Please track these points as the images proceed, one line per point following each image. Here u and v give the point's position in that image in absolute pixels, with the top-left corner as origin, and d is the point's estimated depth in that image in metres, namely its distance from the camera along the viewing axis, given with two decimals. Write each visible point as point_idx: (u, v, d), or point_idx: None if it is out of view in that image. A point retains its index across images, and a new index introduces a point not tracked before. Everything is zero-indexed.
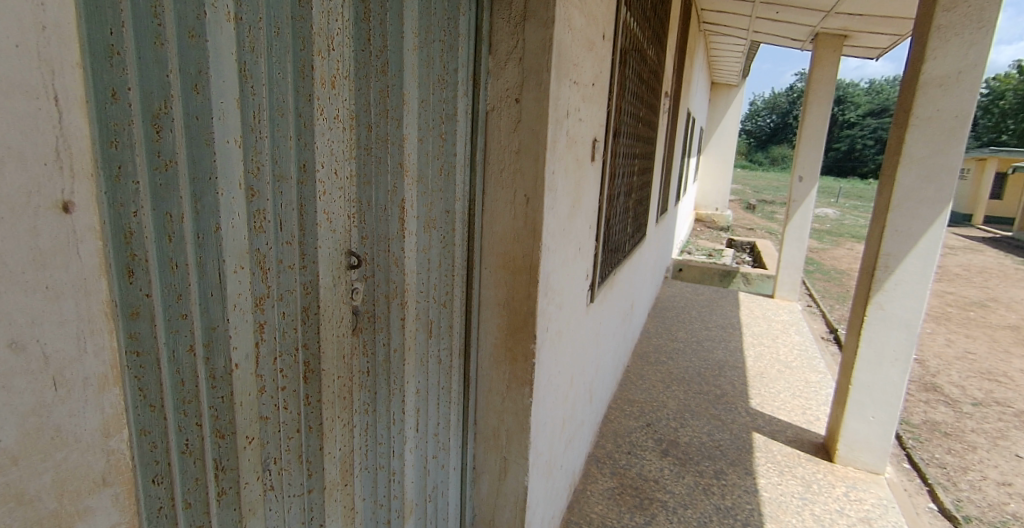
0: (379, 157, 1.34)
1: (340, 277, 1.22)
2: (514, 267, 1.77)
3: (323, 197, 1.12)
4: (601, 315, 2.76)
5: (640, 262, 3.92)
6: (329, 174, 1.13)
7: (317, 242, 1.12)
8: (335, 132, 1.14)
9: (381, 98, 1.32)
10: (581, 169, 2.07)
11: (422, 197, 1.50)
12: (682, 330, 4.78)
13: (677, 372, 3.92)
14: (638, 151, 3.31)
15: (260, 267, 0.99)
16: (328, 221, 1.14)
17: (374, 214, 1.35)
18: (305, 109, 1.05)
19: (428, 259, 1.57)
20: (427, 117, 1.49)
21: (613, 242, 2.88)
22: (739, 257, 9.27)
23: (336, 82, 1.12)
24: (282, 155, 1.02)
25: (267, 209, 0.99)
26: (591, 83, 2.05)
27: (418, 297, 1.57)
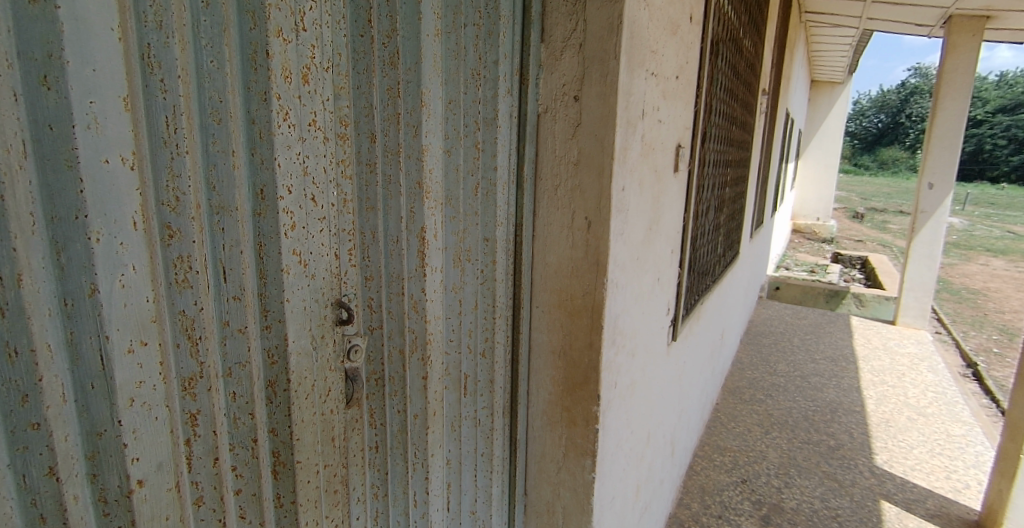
0: (386, 174, 1.02)
1: (325, 337, 0.91)
2: (572, 308, 1.40)
3: (292, 233, 0.81)
4: (685, 352, 2.30)
5: (732, 285, 3.39)
6: (303, 201, 0.82)
7: (284, 293, 0.82)
8: (312, 144, 0.82)
9: (387, 98, 1.00)
10: (660, 182, 1.66)
11: (450, 224, 1.18)
12: (782, 362, 4.14)
13: (778, 415, 3.33)
14: (731, 156, 2.82)
15: (186, 337, 0.70)
16: (303, 265, 0.84)
17: (379, 248, 1.03)
18: (257, 112, 0.74)
19: (459, 301, 1.24)
20: (457, 121, 1.16)
21: (700, 265, 2.42)
22: (848, 274, 8.23)
23: (312, 74, 0.81)
24: (223, 177, 0.72)
25: (195, 256, 0.70)
26: (673, 75, 1.64)
27: (446, 349, 1.24)
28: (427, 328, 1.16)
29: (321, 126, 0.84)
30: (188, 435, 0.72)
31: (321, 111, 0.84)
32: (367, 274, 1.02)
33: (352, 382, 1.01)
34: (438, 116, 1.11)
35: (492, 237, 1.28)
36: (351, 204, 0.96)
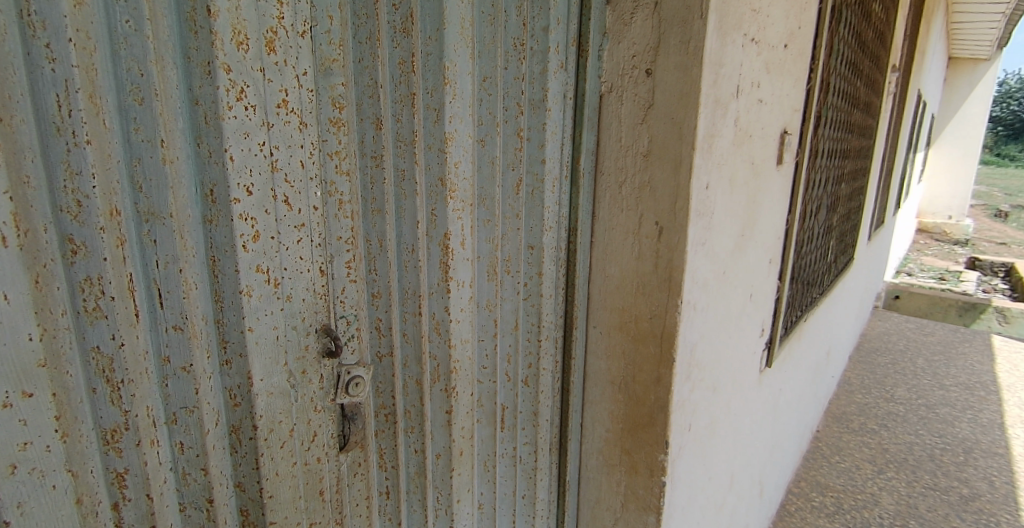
0: (398, 169, 0.83)
1: (308, 373, 0.74)
2: (637, 333, 1.15)
3: (254, 244, 0.64)
4: (781, 378, 1.95)
5: (843, 295, 2.93)
6: (270, 204, 0.64)
7: (246, 321, 0.65)
8: (284, 132, 0.64)
9: (399, 73, 0.80)
10: (758, 178, 1.35)
11: (482, 229, 0.97)
12: (902, 386, 3.56)
13: (894, 451, 2.83)
14: (850, 145, 2.38)
15: (103, 380, 0.55)
16: (275, 285, 0.67)
17: (389, 259, 0.84)
18: (200, 89, 0.58)
19: (495, 322, 1.04)
20: (494, 104, 0.94)
21: (806, 275, 2.04)
22: (987, 285, 7.10)
23: (281, 41, 0.63)
24: (152, 175, 0.56)
25: (115, 276, 0.55)
26: (780, 44, 1.33)
27: (479, 378, 1.03)
28: (453, 355, 0.96)
29: (297, 107, 0.65)
30: (114, 500, 0.58)
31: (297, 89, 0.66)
32: (373, 291, 0.84)
33: (350, 421, 0.83)
34: (471, 97, 0.89)
35: (538, 244, 1.06)
36: (349, 208, 0.78)
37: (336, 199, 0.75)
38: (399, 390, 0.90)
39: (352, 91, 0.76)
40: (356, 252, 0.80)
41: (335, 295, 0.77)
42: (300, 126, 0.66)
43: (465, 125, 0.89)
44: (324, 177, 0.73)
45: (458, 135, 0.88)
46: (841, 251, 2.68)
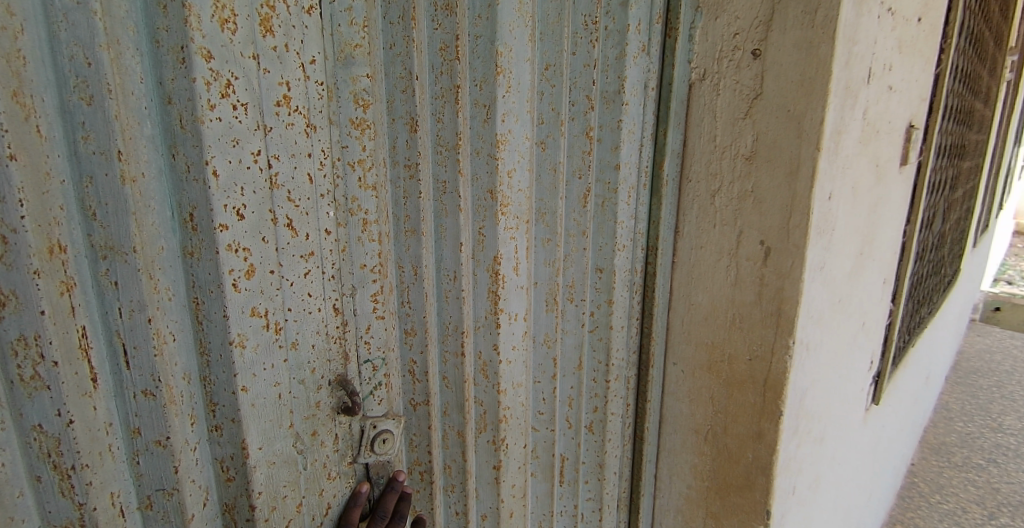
0: (436, 181, 0.68)
1: (321, 434, 0.59)
2: (730, 375, 1.04)
3: (246, 283, 0.49)
4: (886, 413, 1.65)
5: (948, 313, 2.56)
6: (268, 230, 0.50)
7: (241, 381, 0.51)
8: (285, 137, 0.50)
9: (440, 61, 0.65)
10: (880, 185, 1.10)
11: (540, 251, 0.81)
12: (1012, 413, 3.07)
13: (1008, 492, 2.40)
14: (967, 137, 2.04)
15: (50, 467, 0.42)
16: (276, 331, 0.53)
17: (426, 290, 0.69)
18: (173, 81, 0.43)
19: (555, 361, 0.86)
20: (558, 99, 0.77)
21: (916, 293, 1.73)
22: None
23: (280, 18, 0.49)
24: (108, 196, 0.42)
25: (61, 334, 0.41)
26: (914, 19, 1.07)
27: (534, 426, 0.87)
28: (502, 403, 0.79)
29: (303, 104, 0.51)
30: None
31: (303, 81, 0.52)
32: (406, 327, 0.69)
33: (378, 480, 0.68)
34: (531, 89, 0.72)
35: (612, 267, 0.86)
36: (375, 229, 0.63)
37: (358, 219, 0.61)
38: (437, 443, 0.76)
39: (381, 86, 0.62)
40: (383, 282, 0.66)
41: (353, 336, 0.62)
42: (307, 129, 0.52)
43: (523, 123, 0.72)
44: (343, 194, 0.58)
45: (513, 137, 0.70)
46: (951, 262, 2.30)
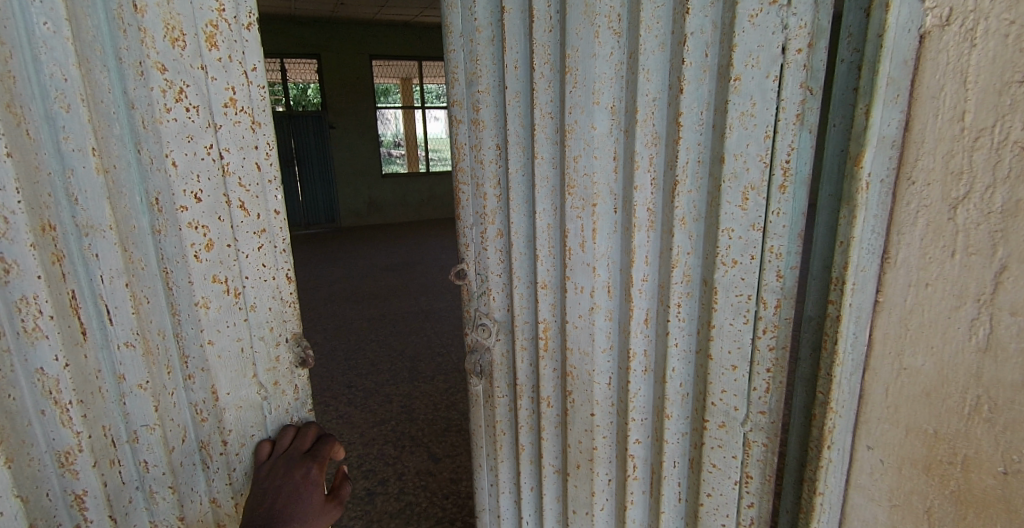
0: (528, 159, 0.93)
1: (282, 384, 0.92)
2: (959, 484, 0.72)
3: (207, 254, 0.81)
4: None
5: None
6: (222, 210, 0.80)
7: (205, 334, 0.84)
8: (232, 131, 0.79)
9: (517, 71, 0.90)
10: None
11: (617, 239, 0.92)
12: None
13: None
14: None
15: (50, 402, 0.72)
16: (234, 295, 0.84)
17: (513, 239, 0.98)
18: (134, 91, 0.73)
19: (631, 355, 0.95)
20: (639, 84, 0.83)
21: None
22: None
23: (223, 34, 0.76)
24: (87, 187, 0.72)
25: (51, 296, 0.70)
26: None
27: (602, 400, 1.00)
28: (569, 359, 1.00)
29: (247, 104, 0.80)
30: (78, 520, 0.78)
31: (247, 85, 0.79)
32: (506, 260, 1.01)
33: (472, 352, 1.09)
34: (606, 79, 0.86)
35: (715, 281, 0.83)
36: (481, 187, 0.98)
37: (472, 180, 0.99)
38: (522, 364, 1.04)
39: (491, 101, 0.94)
40: (495, 229, 1.00)
41: (472, 250, 1.03)
42: (251, 124, 0.80)
43: (601, 116, 0.87)
44: (468, 164, 0.98)
45: (580, 125, 0.88)
46: None
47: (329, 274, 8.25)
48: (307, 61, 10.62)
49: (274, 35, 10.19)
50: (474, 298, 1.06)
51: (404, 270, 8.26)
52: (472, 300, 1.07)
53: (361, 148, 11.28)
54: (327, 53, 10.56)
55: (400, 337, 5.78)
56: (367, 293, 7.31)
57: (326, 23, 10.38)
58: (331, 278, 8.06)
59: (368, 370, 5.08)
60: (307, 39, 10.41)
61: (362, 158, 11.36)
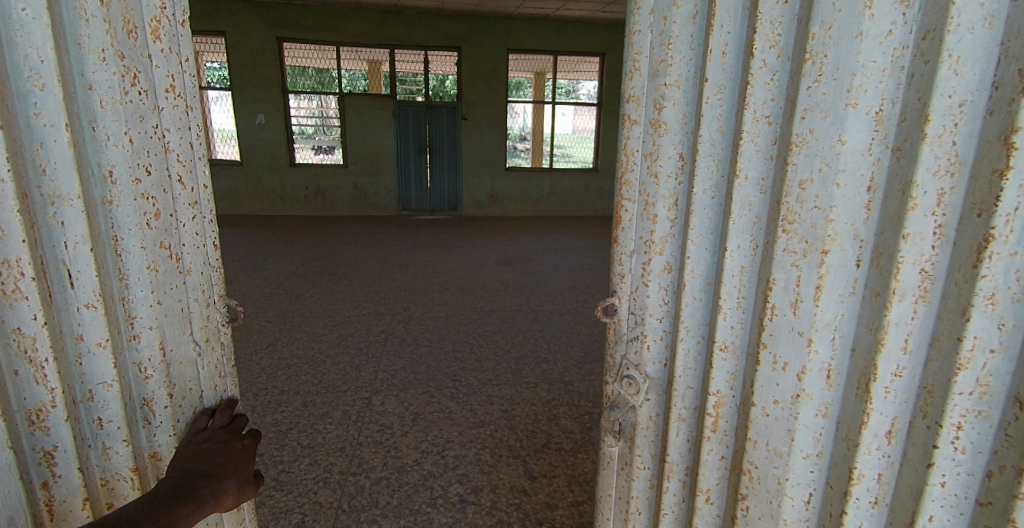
0: (724, 180, 0.81)
1: (212, 341, 0.97)
2: None
3: (157, 221, 0.83)
4: None
5: None
6: (167, 183, 0.84)
7: (153, 296, 0.84)
8: (173, 113, 0.85)
9: (724, 62, 0.77)
10: None
11: (855, 307, 0.67)
12: None
13: None
14: None
15: (25, 362, 0.75)
16: (176, 260, 0.88)
17: (689, 282, 0.85)
18: (93, 74, 0.74)
19: (854, 472, 0.70)
20: (934, 81, 0.58)
21: None
22: None
23: (164, 29, 0.82)
24: (57, 158, 0.73)
25: (30, 259, 0.73)
26: None
27: (792, 521, 0.77)
28: (748, 452, 0.80)
29: (181, 90, 0.86)
30: (44, 477, 0.80)
31: (179, 74, 0.86)
32: (672, 302, 0.89)
33: (613, 408, 0.98)
34: (865, 72, 0.62)
35: None
36: (654, 209, 0.87)
37: (643, 201, 0.89)
38: (678, 435, 0.90)
39: (683, 100, 0.82)
40: (663, 262, 0.88)
41: (627, 285, 0.93)
42: (184, 108, 0.87)
43: (862, 121, 0.63)
44: (638, 178, 0.88)
45: (815, 137, 0.66)
46: None
47: (446, 262, 8.41)
48: (448, 54, 10.94)
49: (423, 28, 10.63)
50: (622, 345, 0.95)
51: (517, 266, 8.14)
52: (620, 345, 0.95)
53: (489, 141, 11.43)
54: (468, 46, 10.80)
55: (507, 335, 5.67)
56: (480, 285, 7.31)
57: (471, 17, 10.62)
58: (447, 265, 8.21)
59: (473, 365, 5.03)
60: (451, 32, 10.71)
61: (488, 150, 11.50)
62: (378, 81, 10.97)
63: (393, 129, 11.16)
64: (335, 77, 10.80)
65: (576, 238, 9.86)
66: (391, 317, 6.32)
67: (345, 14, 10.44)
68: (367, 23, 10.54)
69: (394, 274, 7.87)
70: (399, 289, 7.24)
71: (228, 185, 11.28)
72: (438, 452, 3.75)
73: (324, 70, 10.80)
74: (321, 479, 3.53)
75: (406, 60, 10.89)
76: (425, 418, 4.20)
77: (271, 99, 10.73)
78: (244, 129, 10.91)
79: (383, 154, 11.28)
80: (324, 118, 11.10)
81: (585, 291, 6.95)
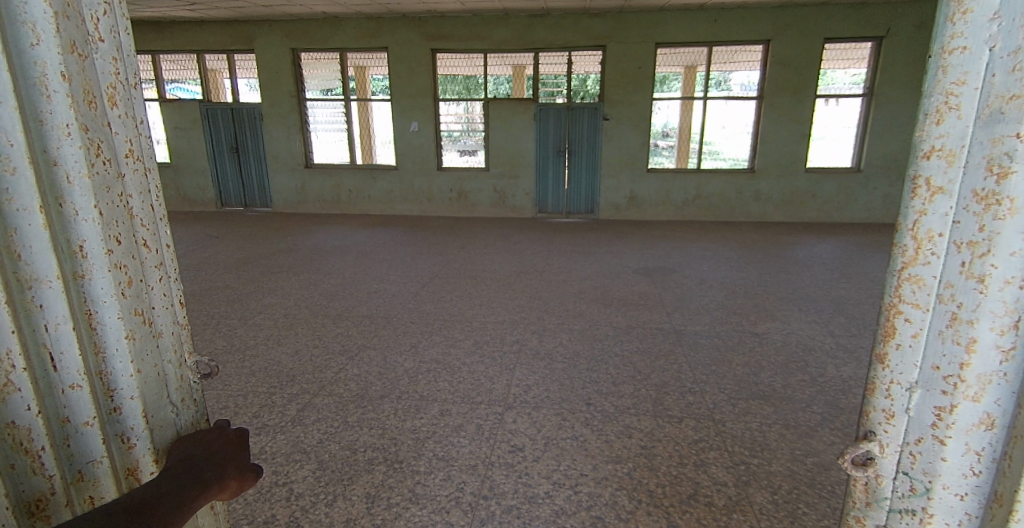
0: None
1: (186, 399, 1.06)
2: None
3: (128, 288, 0.92)
4: None
5: None
6: (135, 248, 0.94)
7: (132, 364, 0.93)
8: (134, 177, 0.95)
9: None
10: None
11: None
12: None
13: None
14: None
15: (21, 453, 0.80)
16: (149, 324, 0.97)
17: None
18: (57, 149, 0.80)
19: None
20: None
21: None
22: None
23: (121, 96, 0.92)
24: (31, 240, 0.79)
25: (18, 351, 0.79)
26: None
27: None
28: None
29: (137, 154, 0.97)
30: None
31: (136, 139, 0.96)
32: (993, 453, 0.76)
33: None
34: None
35: None
36: (966, 332, 0.76)
37: (948, 311, 0.78)
38: None
39: None
40: (979, 412, 0.77)
41: (896, 433, 0.85)
42: (141, 168, 0.97)
43: None
44: (936, 282, 0.79)
45: None
46: None
47: (583, 269, 8.10)
48: (593, 53, 10.61)
49: (568, 29, 10.42)
50: (882, 513, 0.88)
51: (659, 277, 7.55)
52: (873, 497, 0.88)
53: (632, 142, 10.88)
54: (614, 43, 10.37)
55: (646, 357, 5.19)
56: (618, 297, 6.88)
57: (619, 13, 10.19)
58: (585, 273, 7.90)
59: (609, 389, 4.68)
60: (597, 30, 10.36)
61: (630, 151, 10.95)
62: (521, 85, 11.06)
63: (534, 132, 11.19)
64: (482, 83, 11.14)
65: (726, 247, 8.92)
66: (525, 326, 6.20)
67: (494, 21, 10.64)
68: (514, 28, 10.61)
69: (530, 280, 7.77)
70: (535, 297, 7.10)
71: (383, 189, 12.19)
72: (571, 486, 3.48)
73: (472, 77, 11.19)
74: (454, 497, 3.48)
75: (550, 63, 10.78)
76: (557, 445, 3.95)
77: (423, 108, 11.37)
78: (398, 136, 11.67)
79: (524, 157, 11.34)
80: (470, 124, 11.47)
81: (739, 311, 6.18)
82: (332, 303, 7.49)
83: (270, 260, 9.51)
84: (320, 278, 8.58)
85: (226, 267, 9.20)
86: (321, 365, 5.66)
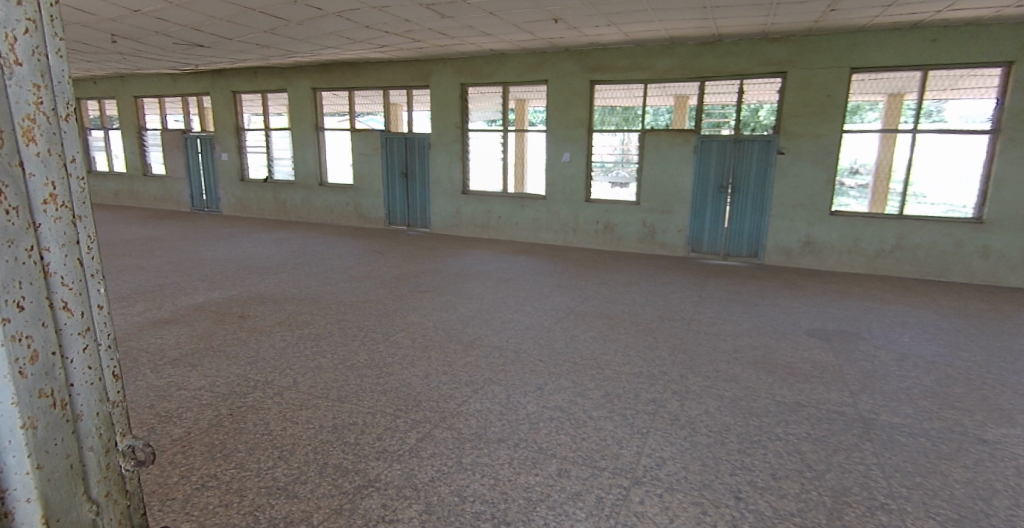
0: None
1: (106, 486, 1.28)
2: None
3: (30, 367, 1.10)
4: None
5: None
6: (40, 315, 1.12)
7: (28, 449, 1.11)
8: (50, 219, 1.15)
9: None
10: None
11: None
12: None
13: None
14: None
15: None
16: (54, 398, 1.16)
17: None
18: None
19: None
20: None
21: None
22: None
23: (38, 128, 1.12)
24: None
25: None
26: None
27: None
28: None
29: (60, 199, 1.17)
30: None
31: (58, 187, 1.17)
32: None
33: None
34: None
35: None
36: None
37: None
38: None
39: None
40: None
41: None
42: (63, 216, 1.18)
43: None
44: None
45: None
46: None
47: (741, 322, 7.04)
48: (771, 81, 9.53)
49: (742, 56, 9.48)
50: None
51: (839, 344, 6.22)
52: None
53: (813, 180, 9.45)
54: (797, 69, 9.18)
55: (819, 449, 4.15)
56: (784, 363, 5.77)
57: (806, 36, 9.04)
58: (744, 328, 6.83)
59: (767, 483, 3.77)
60: (778, 56, 9.28)
61: (810, 190, 9.50)
62: (684, 116, 10.32)
63: (694, 166, 10.30)
64: (641, 113, 10.58)
65: (934, 315, 7.17)
66: (666, 384, 5.41)
67: (659, 50, 10.09)
68: (680, 56, 9.94)
69: (676, 329, 6.91)
70: (680, 350, 6.24)
71: (530, 217, 12.13)
72: None
73: (631, 108, 10.69)
74: None
75: (719, 92, 9.90)
76: None
77: (577, 138, 11.12)
78: (549, 166, 11.55)
79: (680, 191, 10.47)
80: (625, 156, 10.92)
81: (957, 405, 4.74)
82: (466, 329, 7.37)
83: (417, 279, 9.83)
84: (459, 302, 8.59)
85: (378, 281, 9.72)
86: (445, 394, 5.47)
